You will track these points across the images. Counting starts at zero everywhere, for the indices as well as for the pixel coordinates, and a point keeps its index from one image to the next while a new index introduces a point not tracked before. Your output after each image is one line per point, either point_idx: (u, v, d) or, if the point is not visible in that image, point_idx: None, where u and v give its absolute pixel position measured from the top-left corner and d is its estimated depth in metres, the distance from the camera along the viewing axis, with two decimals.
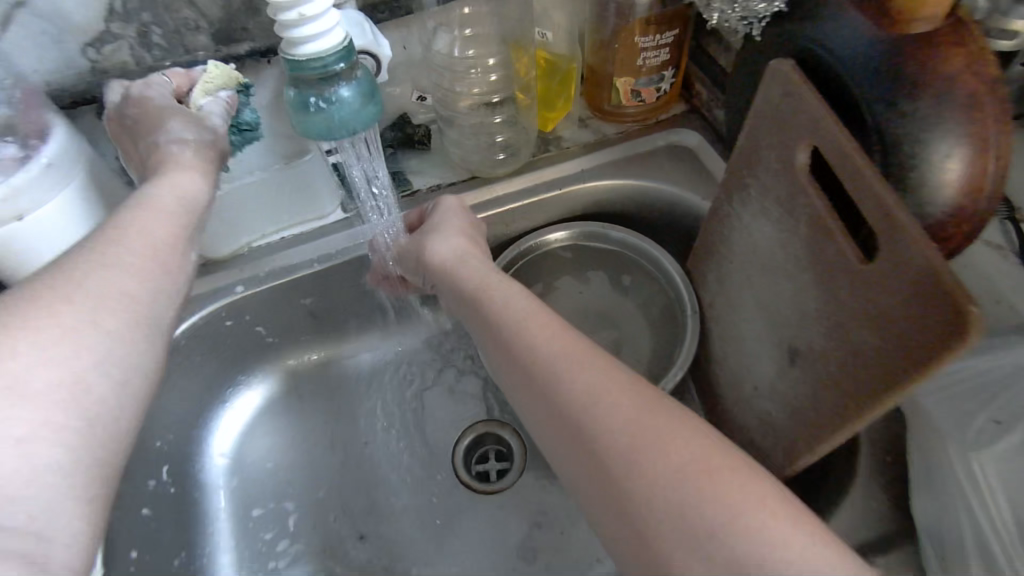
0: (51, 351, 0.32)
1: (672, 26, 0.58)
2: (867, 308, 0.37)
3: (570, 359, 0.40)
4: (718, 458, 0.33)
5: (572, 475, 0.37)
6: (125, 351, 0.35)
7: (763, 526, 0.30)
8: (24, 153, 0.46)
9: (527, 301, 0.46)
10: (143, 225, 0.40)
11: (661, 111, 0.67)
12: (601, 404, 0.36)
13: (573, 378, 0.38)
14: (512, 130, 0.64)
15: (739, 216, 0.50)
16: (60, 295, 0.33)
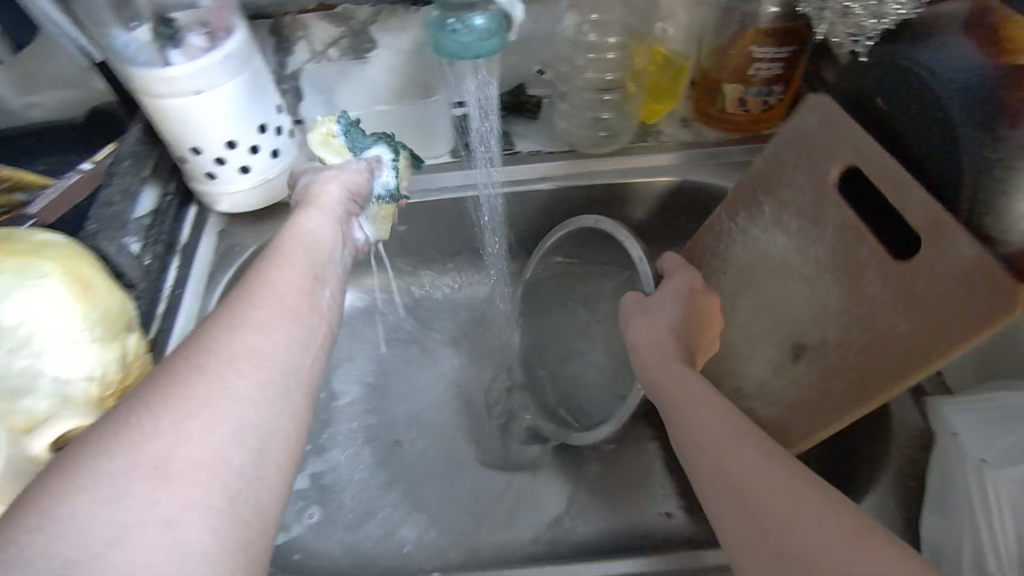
0: (238, 388, 0.33)
1: (790, 42, 0.60)
2: (896, 295, 0.43)
3: (718, 446, 0.37)
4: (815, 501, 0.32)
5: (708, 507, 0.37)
6: (302, 361, 0.37)
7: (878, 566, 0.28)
8: (211, 42, 0.56)
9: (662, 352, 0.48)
10: (271, 282, 0.40)
11: (764, 126, 0.70)
12: (758, 497, 0.33)
13: (735, 459, 0.36)
14: (616, 114, 0.69)
15: (749, 230, 0.55)
16: (198, 369, 0.33)
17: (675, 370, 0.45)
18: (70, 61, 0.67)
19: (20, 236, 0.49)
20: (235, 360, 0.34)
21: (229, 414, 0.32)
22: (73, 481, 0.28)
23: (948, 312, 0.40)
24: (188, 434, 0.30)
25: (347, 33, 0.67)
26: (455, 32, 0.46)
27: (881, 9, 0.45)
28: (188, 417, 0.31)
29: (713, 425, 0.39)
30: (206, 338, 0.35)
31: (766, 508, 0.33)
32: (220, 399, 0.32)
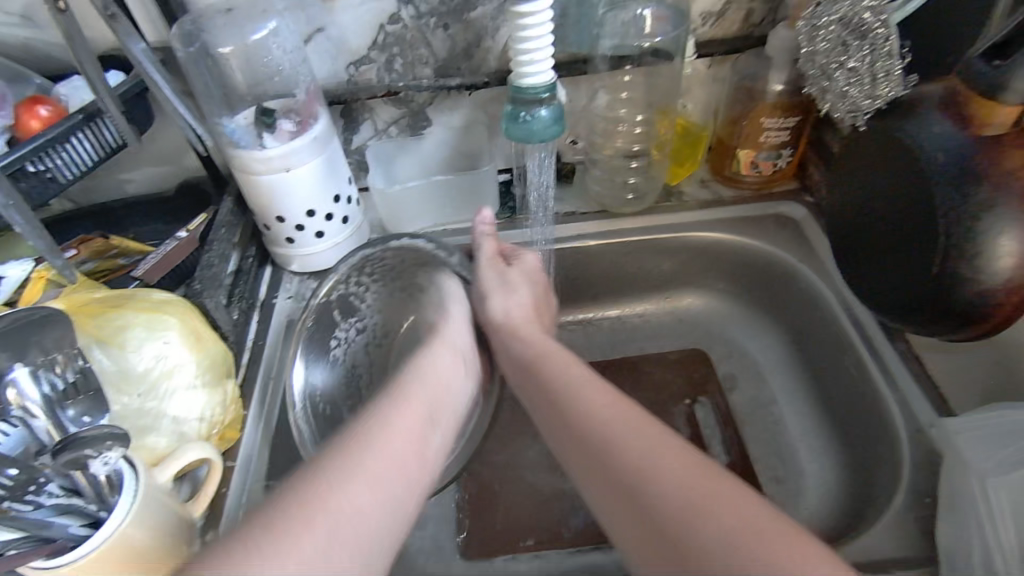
0: (314, 531, 0.37)
1: (795, 113, 0.70)
2: (852, 399, 0.63)
3: (653, 456, 0.39)
4: (744, 514, 0.35)
5: (617, 526, 0.39)
6: (374, 496, 0.41)
7: (790, 556, 0.33)
8: (300, 126, 0.66)
9: (584, 374, 0.49)
10: (389, 420, 0.46)
11: (775, 185, 0.78)
12: (641, 470, 0.39)
13: (626, 447, 0.41)
14: (643, 178, 0.78)
15: (730, 304, 0.80)
16: (304, 519, 0.37)
17: (561, 363, 0.51)
18: (168, 142, 0.78)
19: (143, 293, 0.57)
20: (332, 510, 0.38)
21: (359, 499, 0.40)
22: (241, 553, 0.34)
23: (879, 448, 0.59)
24: (330, 545, 0.37)
25: (406, 113, 0.76)
26: (527, 122, 0.56)
27: (875, 91, 0.54)
28: (285, 552, 0.35)
29: (611, 424, 0.43)
30: (325, 468, 0.41)
31: (665, 501, 0.37)
32: (310, 546, 0.36)
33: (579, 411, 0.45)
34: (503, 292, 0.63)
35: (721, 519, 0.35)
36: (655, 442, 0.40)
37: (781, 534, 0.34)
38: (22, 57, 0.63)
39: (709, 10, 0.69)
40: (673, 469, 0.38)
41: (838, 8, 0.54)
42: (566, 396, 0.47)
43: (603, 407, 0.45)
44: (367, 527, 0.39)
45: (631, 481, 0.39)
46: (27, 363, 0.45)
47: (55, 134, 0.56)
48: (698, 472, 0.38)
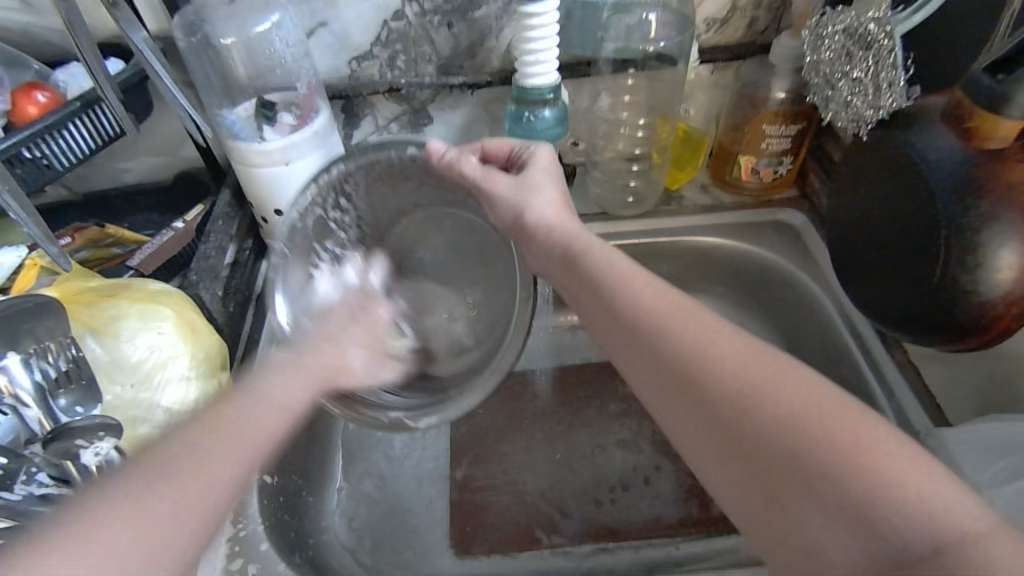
0: (107, 521, 0.32)
1: (797, 121, 0.70)
2: None
3: (710, 351, 0.37)
4: (826, 405, 0.33)
5: (682, 433, 0.37)
6: (196, 502, 0.35)
7: (880, 453, 0.30)
8: (300, 120, 0.65)
9: (622, 264, 0.45)
10: (253, 399, 0.42)
11: (775, 192, 0.78)
12: (725, 367, 0.35)
13: (680, 339, 0.38)
14: (643, 182, 0.78)
15: (727, 311, 0.80)
16: (104, 504, 0.32)
17: (616, 273, 0.44)
18: (166, 133, 0.77)
19: (137, 284, 0.57)
20: (132, 489, 0.33)
21: (174, 492, 0.34)
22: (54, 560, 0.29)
23: None
24: (136, 529, 0.32)
25: (407, 110, 0.76)
26: (530, 123, 0.56)
27: (879, 101, 0.54)
28: (84, 539, 0.31)
29: (658, 316, 0.40)
30: (162, 454, 0.36)
31: (730, 399, 0.35)
32: (99, 535, 0.31)
33: (619, 307, 0.42)
34: (530, 193, 0.52)
35: (814, 416, 0.32)
36: (711, 334, 0.37)
37: (876, 430, 0.31)
38: (21, 43, 0.62)
39: (713, 17, 0.69)
40: (750, 368, 0.35)
41: (843, 19, 0.55)
42: (613, 291, 0.43)
43: (648, 298, 0.41)
44: (188, 520, 0.34)
45: (709, 389, 0.35)
46: (19, 350, 0.46)
47: (52, 121, 0.55)
48: (785, 370, 0.34)
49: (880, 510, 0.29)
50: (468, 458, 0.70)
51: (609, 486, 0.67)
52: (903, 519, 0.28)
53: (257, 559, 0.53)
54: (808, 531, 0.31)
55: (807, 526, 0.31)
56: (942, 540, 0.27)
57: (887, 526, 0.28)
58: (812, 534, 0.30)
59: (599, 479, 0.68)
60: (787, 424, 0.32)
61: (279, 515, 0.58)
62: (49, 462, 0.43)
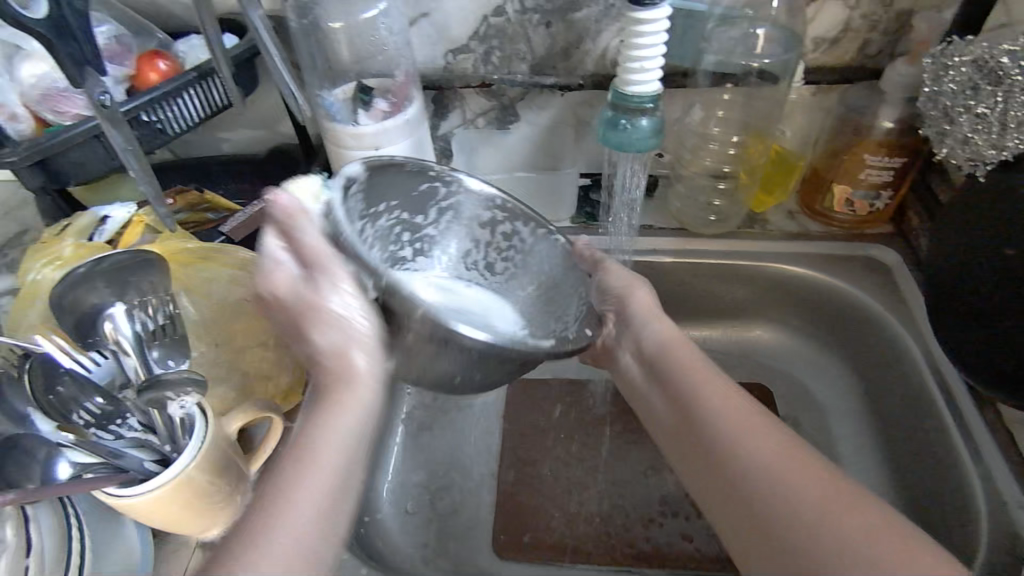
0: (296, 526, 0.39)
1: (903, 153, 0.66)
2: (927, 463, 0.60)
3: (742, 445, 0.43)
4: (853, 503, 0.38)
5: (716, 511, 0.43)
6: (326, 481, 0.42)
7: (886, 551, 0.36)
8: (393, 107, 0.67)
9: (688, 355, 0.53)
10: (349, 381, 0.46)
11: (868, 225, 0.75)
12: (780, 479, 0.41)
13: (720, 431, 0.45)
14: (728, 202, 0.76)
15: (801, 344, 0.76)
16: (268, 527, 0.39)
17: (683, 362, 0.52)
18: (265, 108, 0.81)
19: (230, 251, 0.58)
20: (293, 502, 0.40)
21: (314, 482, 0.41)
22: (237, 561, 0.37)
23: (953, 521, 0.55)
24: (312, 528, 0.40)
25: (495, 106, 0.76)
26: (625, 130, 0.55)
27: (1002, 141, 0.50)
28: (263, 556, 0.37)
29: (707, 405, 0.47)
30: (292, 463, 0.42)
31: (760, 485, 0.41)
32: (284, 540, 0.38)
33: (679, 395, 0.50)
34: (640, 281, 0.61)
35: (851, 529, 0.37)
36: (749, 427, 0.44)
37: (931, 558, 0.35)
38: (149, 13, 0.67)
39: (823, 36, 0.66)
40: (807, 481, 0.40)
41: (972, 50, 0.51)
42: (688, 393, 0.49)
43: (704, 387, 0.49)
44: (327, 508, 0.41)
45: (757, 494, 0.41)
46: (125, 300, 0.50)
47: (169, 88, 0.59)
48: (843, 487, 0.39)
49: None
50: (517, 458, 0.70)
51: (659, 506, 0.66)
52: None
53: None
54: None
55: None
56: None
57: None
58: None
59: (649, 498, 0.66)
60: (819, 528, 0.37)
61: None
62: (139, 410, 0.46)
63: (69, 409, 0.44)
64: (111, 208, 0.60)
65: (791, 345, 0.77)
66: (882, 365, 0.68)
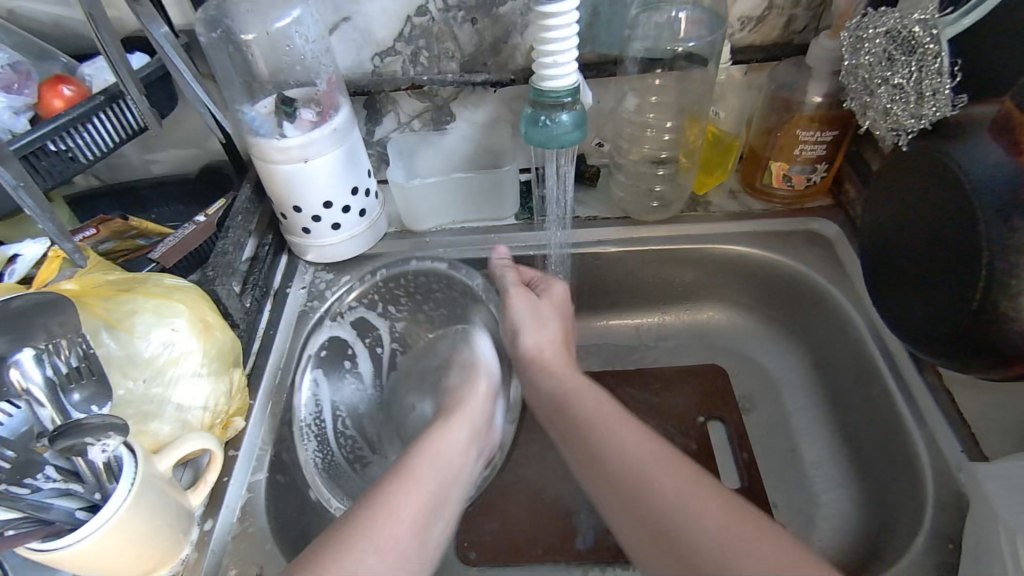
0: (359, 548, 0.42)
1: (834, 126, 0.66)
2: (875, 430, 0.61)
3: (678, 497, 0.41)
4: (798, 561, 0.36)
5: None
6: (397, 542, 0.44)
7: None
8: (320, 116, 0.65)
9: (609, 407, 0.50)
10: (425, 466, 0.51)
11: (808, 200, 0.75)
12: (668, 489, 0.41)
13: (654, 481, 0.42)
14: (670, 186, 0.75)
15: (751, 321, 0.77)
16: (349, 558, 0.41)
17: (602, 412, 0.49)
18: (192, 125, 0.78)
19: (156, 281, 0.57)
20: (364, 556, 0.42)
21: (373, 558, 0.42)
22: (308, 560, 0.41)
23: (900, 486, 0.56)
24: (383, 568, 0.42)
25: (429, 108, 0.75)
26: (547, 127, 0.55)
27: (920, 111, 0.51)
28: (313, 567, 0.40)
29: (627, 455, 0.45)
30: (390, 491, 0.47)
31: (697, 543, 0.38)
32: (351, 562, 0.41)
33: (595, 452, 0.47)
34: (539, 327, 0.62)
35: None
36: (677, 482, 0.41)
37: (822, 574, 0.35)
38: (50, 35, 0.63)
39: (748, 15, 0.66)
40: (761, 550, 0.36)
41: (885, 20, 0.52)
42: (595, 434, 0.48)
43: (626, 439, 0.46)
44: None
45: (655, 507, 0.41)
46: (34, 345, 0.45)
47: (76, 114, 0.56)
48: (742, 517, 0.38)
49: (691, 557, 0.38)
50: None
51: None
52: None
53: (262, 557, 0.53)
54: None
55: None
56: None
57: None
58: None
59: None
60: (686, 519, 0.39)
61: (287, 513, 0.59)
62: (59, 457, 0.43)
63: None
64: (21, 246, 0.57)
65: (741, 324, 0.77)
66: (829, 337, 0.69)
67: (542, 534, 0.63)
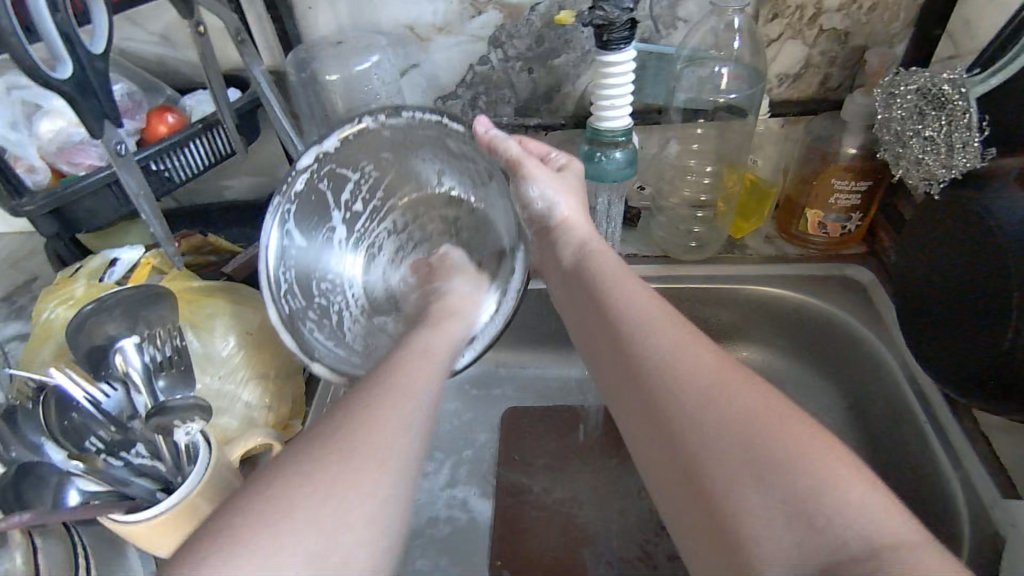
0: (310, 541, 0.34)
1: (868, 177, 0.70)
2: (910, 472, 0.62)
3: (689, 373, 0.42)
4: (809, 435, 0.37)
5: (647, 445, 0.42)
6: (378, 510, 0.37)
7: (828, 469, 0.35)
8: None
9: (640, 291, 0.51)
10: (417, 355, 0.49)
11: (842, 247, 0.78)
12: (707, 401, 0.40)
13: (676, 361, 0.43)
14: (706, 229, 0.80)
15: (785, 364, 0.78)
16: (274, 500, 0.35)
17: (632, 303, 0.50)
18: (266, 156, 0.85)
19: (234, 288, 0.62)
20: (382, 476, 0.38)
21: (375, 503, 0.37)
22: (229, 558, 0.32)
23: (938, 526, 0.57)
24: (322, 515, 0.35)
25: None
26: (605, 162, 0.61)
27: (951, 161, 0.54)
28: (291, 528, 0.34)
29: (653, 336, 0.46)
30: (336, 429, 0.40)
31: (706, 416, 0.39)
32: (293, 529, 0.34)
33: (615, 326, 0.49)
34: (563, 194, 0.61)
35: (798, 452, 0.36)
36: (696, 362, 0.42)
37: (830, 448, 0.36)
38: (156, 72, 0.71)
39: (786, 73, 0.72)
40: (761, 417, 0.38)
41: (916, 79, 0.56)
42: (616, 310, 0.50)
43: (657, 321, 0.47)
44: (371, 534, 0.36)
45: (660, 395, 0.42)
46: (137, 334, 0.52)
47: (175, 138, 0.63)
48: (761, 396, 0.39)
49: (747, 479, 0.35)
50: (515, 484, 0.72)
51: (659, 524, 0.67)
52: (837, 514, 0.33)
53: None
54: (748, 520, 0.34)
55: (749, 518, 0.34)
56: (875, 542, 0.32)
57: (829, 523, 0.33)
58: (741, 518, 0.35)
59: (648, 518, 0.68)
60: (748, 437, 0.37)
61: None
62: (146, 437, 0.49)
63: (82, 438, 0.46)
64: (122, 251, 0.63)
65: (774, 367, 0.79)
66: (864, 384, 0.70)
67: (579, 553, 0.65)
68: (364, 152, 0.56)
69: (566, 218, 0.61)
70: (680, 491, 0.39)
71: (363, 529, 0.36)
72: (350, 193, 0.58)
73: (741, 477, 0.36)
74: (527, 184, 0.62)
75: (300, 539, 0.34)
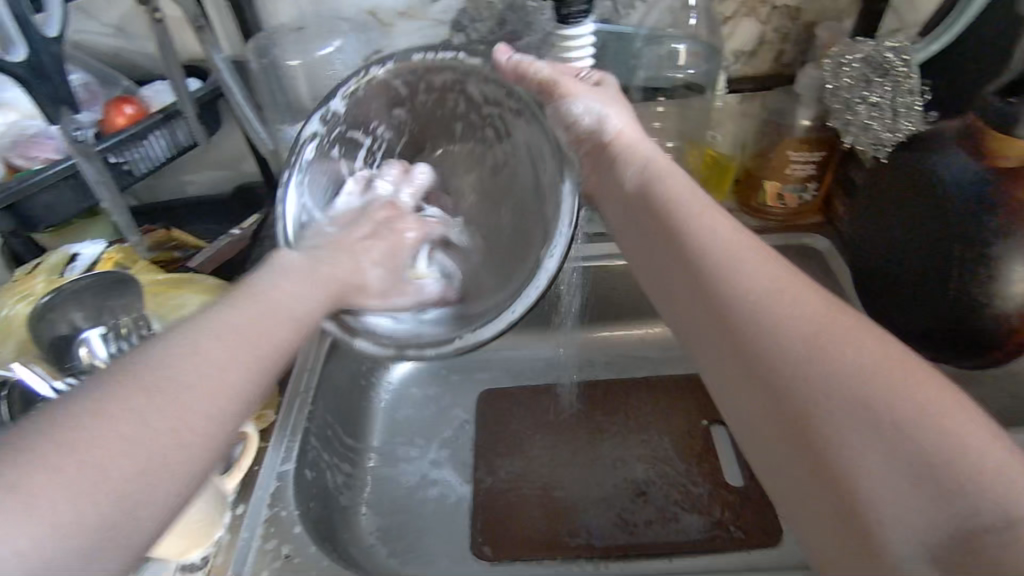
0: (81, 477, 0.30)
1: (821, 148, 0.73)
2: None
3: (782, 309, 0.35)
4: (931, 388, 0.31)
5: (728, 380, 0.36)
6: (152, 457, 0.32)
7: (949, 420, 0.30)
8: None
9: (704, 208, 0.44)
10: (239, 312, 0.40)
11: (801, 218, 0.81)
12: (813, 341, 0.34)
13: (760, 296, 0.36)
14: None
15: None
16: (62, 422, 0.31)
17: (691, 224, 0.43)
18: (230, 149, 0.84)
19: (200, 279, 0.61)
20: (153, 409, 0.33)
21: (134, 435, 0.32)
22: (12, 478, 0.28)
23: None
24: (99, 460, 0.30)
25: None
26: None
27: (896, 125, 0.57)
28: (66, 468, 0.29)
29: (726, 259, 0.39)
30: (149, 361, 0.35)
31: (791, 358, 0.34)
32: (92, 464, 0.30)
33: (676, 252, 0.42)
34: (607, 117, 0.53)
35: (908, 396, 0.31)
36: (769, 286, 0.37)
37: (941, 390, 0.31)
38: (112, 65, 0.70)
39: (740, 50, 0.75)
40: (869, 355, 0.32)
41: (862, 48, 0.58)
42: (681, 231, 0.43)
43: (727, 245, 0.40)
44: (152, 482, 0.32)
45: (749, 330, 0.36)
46: (103, 324, 0.51)
47: (136, 129, 0.62)
48: (875, 338, 0.33)
49: (852, 444, 0.31)
50: (492, 461, 0.73)
51: (634, 492, 0.69)
52: (979, 487, 0.28)
53: (290, 540, 0.57)
54: (863, 487, 0.30)
55: (866, 487, 0.30)
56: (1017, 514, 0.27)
57: (968, 503, 0.28)
58: (862, 483, 0.30)
59: (624, 486, 0.70)
60: (859, 388, 0.31)
61: (310, 505, 0.62)
62: None
63: None
64: (82, 246, 0.63)
65: None
66: None
67: (556, 522, 0.66)
68: (375, 111, 0.60)
69: (617, 132, 0.52)
70: (777, 445, 0.33)
71: (129, 463, 0.31)
72: (364, 154, 0.64)
73: (864, 441, 0.30)
74: (567, 104, 0.53)
75: (71, 480, 0.29)
